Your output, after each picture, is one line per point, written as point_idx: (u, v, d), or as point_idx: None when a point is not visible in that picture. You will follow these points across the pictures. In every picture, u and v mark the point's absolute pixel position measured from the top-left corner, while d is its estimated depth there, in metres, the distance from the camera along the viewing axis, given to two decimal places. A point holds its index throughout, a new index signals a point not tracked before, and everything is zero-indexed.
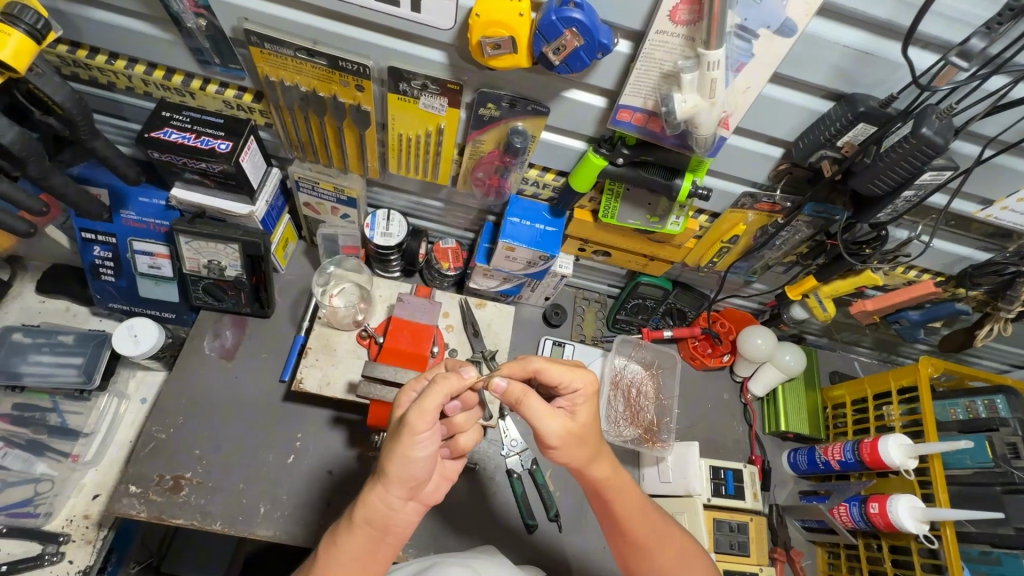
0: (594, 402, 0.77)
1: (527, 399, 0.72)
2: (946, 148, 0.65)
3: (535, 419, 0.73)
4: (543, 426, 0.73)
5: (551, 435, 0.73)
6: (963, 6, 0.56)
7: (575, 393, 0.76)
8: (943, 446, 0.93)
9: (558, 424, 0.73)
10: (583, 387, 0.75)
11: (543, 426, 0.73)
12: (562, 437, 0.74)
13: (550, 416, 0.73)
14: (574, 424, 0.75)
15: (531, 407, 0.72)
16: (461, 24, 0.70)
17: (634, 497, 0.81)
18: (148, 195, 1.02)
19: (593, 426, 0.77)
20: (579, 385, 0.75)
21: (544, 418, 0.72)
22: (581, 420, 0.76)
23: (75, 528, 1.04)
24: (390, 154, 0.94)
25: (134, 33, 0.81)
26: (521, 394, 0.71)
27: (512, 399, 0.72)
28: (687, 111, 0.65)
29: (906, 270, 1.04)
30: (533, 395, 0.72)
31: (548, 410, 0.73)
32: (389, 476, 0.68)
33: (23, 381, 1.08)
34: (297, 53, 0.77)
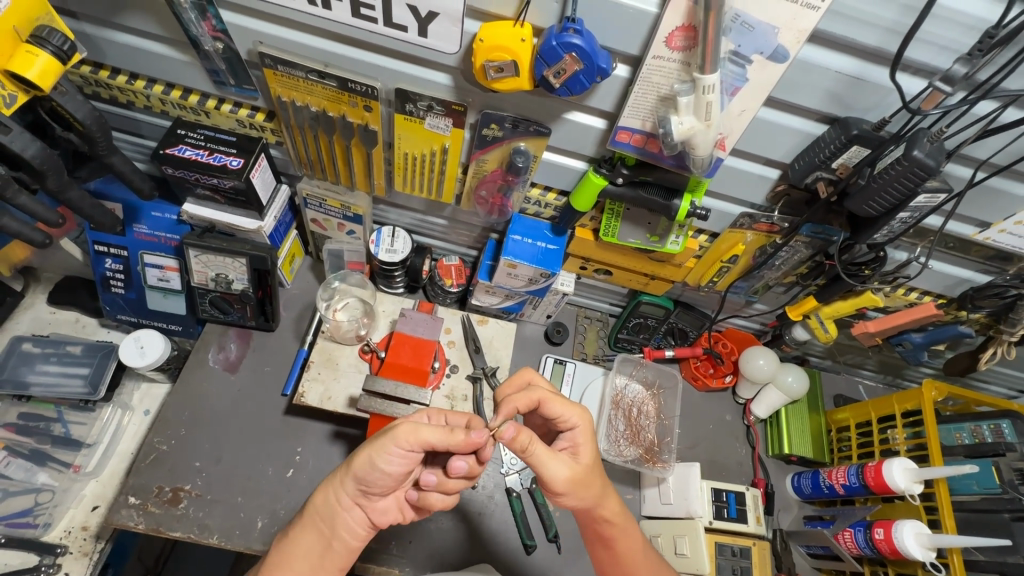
0: (592, 443, 0.78)
1: (534, 446, 0.71)
2: (938, 171, 0.66)
3: (541, 465, 0.72)
4: (549, 471, 0.73)
5: (559, 480, 0.73)
6: (951, 34, 0.58)
7: (574, 429, 0.78)
8: (948, 471, 0.92)
9: (564, 467, 0.73)
10: (579, 422, 0.78)
11: (552, 470, 0.73)
12: (570, 481, 0.73)
13: (557, 458, 0.73)
14: (581, 465, 0.75)
15: (536, 454, 0.72)
16: (465, 48, 0.72)
17: (638, 536, 0.83)
18: (161, 209, 1.05)
19: (594, 466, 0.77)
20: (576, 421, 0.78)
21: (551, 465, 0.72)
22: (584, 462, 0.76)
23: (73, 540, 1.04)
24: (396, 172, 0.96)
25: (154, 55, 0.85)
26: (529, 440, 0.70)
27: (518, 448, 0.70)
28: (684, 132, 0.67)
29: (907, 291, 1.03)
30: (539, 441, 0.72)
31: (554, 454, 0.73)
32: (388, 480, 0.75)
33: (30, 391, 1.10)
34: (307, 75, 0.80)
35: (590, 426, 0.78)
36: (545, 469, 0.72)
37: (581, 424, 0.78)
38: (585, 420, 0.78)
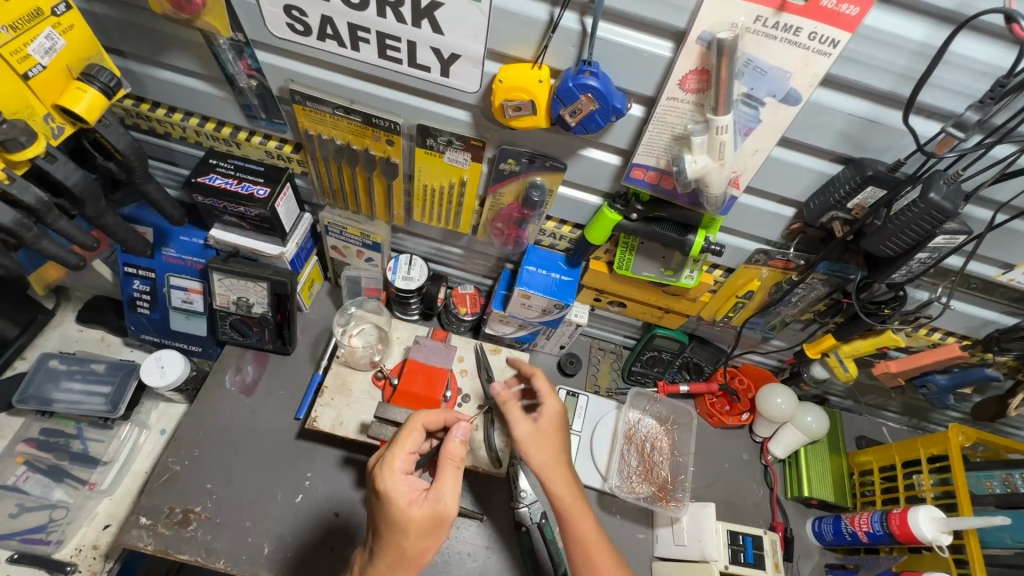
0: (557, 416, 0.95)
1: (511, 403, 0.94)
2: (957, 213, 0.65)
3: (512, 420, 0.93)
4: (516, 427, 0.92)
5: (523, 436, 0.91)
6: (964, 79, 0.58)
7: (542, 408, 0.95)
8: (978, 522, 0.87)
9: (528, 427, 0.92)
10: (547, 399, 0.96)
11: (519, 427, 0.92)
12: (530, 437, 0.92)
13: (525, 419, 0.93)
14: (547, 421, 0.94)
15: (511, 409, 0.93)
16: (484, 88, 0.75)
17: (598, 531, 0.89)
18: (189, 234, 1.09)
19: (555, 430, 0.93)
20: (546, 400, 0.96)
21: (518, 421, 0.93)
22: (547, 428, 0.93)
23: (82, 558, 1.04)
24: (415, 203, 0.99)
25: (192, 90, 0.90)
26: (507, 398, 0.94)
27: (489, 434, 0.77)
28: (697, 171, 0.69)
29: (930, 331, 1.01)
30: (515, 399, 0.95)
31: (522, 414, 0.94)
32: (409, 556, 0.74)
33: (53, 407, 1.12)
34: (334, 111, 0.84)
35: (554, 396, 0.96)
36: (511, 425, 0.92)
37: (549, 401, 0.96)
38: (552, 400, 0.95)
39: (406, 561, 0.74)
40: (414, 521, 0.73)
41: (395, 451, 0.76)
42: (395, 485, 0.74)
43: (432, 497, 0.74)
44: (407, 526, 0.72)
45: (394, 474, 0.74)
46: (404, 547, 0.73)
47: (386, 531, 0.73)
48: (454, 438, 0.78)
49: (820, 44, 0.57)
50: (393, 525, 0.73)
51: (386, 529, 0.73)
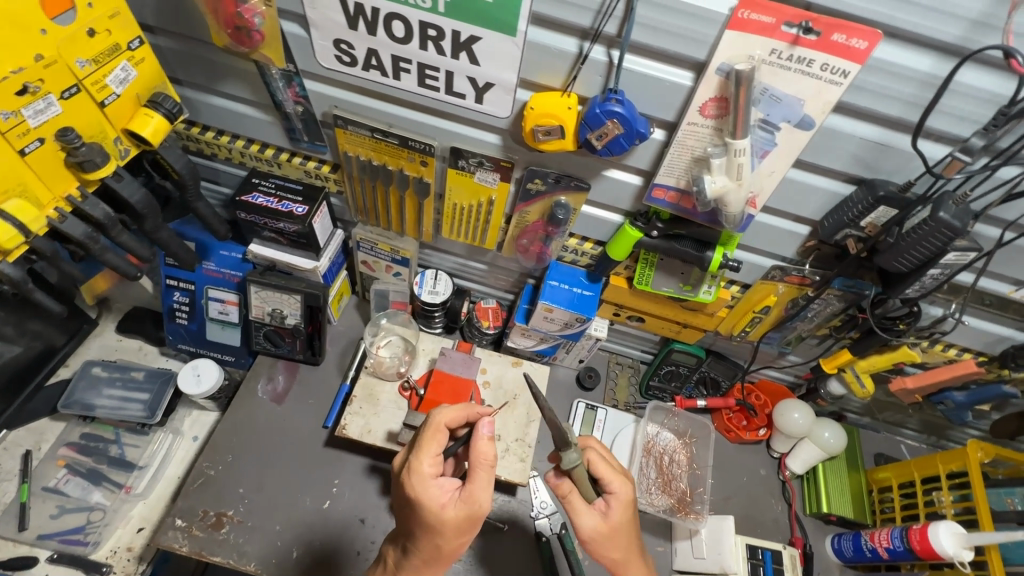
0: (628, 502, 0.81)
1: (573, 495, 0.80)
2: (966, 231, 0.69)
3: (575, 515, 0.79)
4: (580, 522, 0.79)
5: (588, 530, 0.79)
6: (969, 107, 0.62)
7: (611, 494, 0.80)
8: (999, 537, 0.88)
9: (592, 521, 0.79)
10: (618, 489, 0.80)
11: (583, 522, 0.79)
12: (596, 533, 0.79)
13: (590, 512, 0.79)
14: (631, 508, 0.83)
15: (573, 502, 0.80)
16: (515, 113, 0.81)
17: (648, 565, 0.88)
18: (229, 248, 1.15)
19: (627, 525, 0.80)
20: (615, 488, 0.80)
21: (585, 516, 0.79)
22: (612, 521, 0.79)
23: (117, 559, 1.08)
24: (444, 220, 1.04)
25: (241, 115, 0.97)
26: (568, 489, 0.81)
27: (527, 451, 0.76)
28: (716, 190, 0.73)
29: (946, 347, 1.03)
30: (577, 491, 0.80)
31: (587, 508, 0.79)
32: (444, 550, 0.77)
33: (94, 412, 1.18)
34: (373, 134, 0.90)
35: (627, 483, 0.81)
36: (574, 519, 0.79)
37: (620, 491, 0.80)
38: (624, 487, 0.80)
39: (441, 556, 0.78)
40: (452, 523, 0.74)
41: (419, 457, 0.77)
42: (427, 490, 0.75)
43: (465, 499, 0.74)
44: (442, 527, 0.74)
45: (423, 478, 0.75)
46: (440, 546, 0.77)
47: (422, 533, 0.76)
48: (480, 435, 0.76)
49: (831, 74, 0.62)
50: (429, 526, 0.75)
51: (420, 531, 0.76)
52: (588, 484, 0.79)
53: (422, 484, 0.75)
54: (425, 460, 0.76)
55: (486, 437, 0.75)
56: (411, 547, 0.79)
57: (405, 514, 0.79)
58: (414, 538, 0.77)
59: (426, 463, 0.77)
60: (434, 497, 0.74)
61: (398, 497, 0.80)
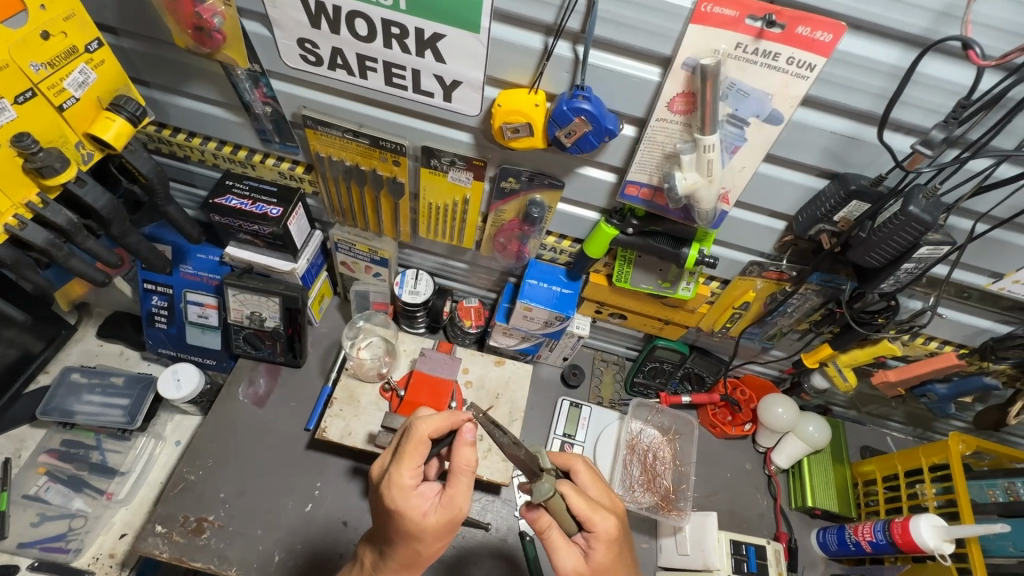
0: (613, 539, 0.76)
1: (551, 530, 0.77)
2: (937, 225, 0.68)
3: (553, 552, 0.76)
4: (558, 559, 0.76)
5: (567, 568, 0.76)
6: (937, 99, 0.61)
7: (593, 534, 0.75)
8: (978, 530, 0.87)
9: (571, 560, 0.76)
10: (602, 527, 0.75)
11: (561, 560, 0.76)
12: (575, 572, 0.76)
13: (568, 549, 0.76)
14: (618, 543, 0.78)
15: (551, 537, 0.77)
16: (485, 111, 0.80)
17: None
18: (206, 251, 1.14)
19: (610, 565, 0.76)
20: (599, 525, 0.75)
21: (563, 553, 0.76)
22: (595, 561, 0.75)
23: (99, 566, 1.08)
24: (421, 220, 1.03)
25: (211, 116, 0.95)
26: (546, 523, 0.77)
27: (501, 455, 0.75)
28: (687, 187, 0.72)
29: (927, 340, 1.02)
30: (557, 524, 0.77)
31: (566, 543, 0.77)
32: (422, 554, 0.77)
33: (74, 419, 1.17)
34: (343, 134, 0.89)
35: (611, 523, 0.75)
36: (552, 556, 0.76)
37: (604, 527, 0.75)
38: (606, 523, 0.75)
39: (420, 560, 0.78)
40: (434, 528, 0.74)
41: (400, 470, 0.74)
42: (408, 500, 0.73)
43: (446, 504, 0.74)
44: (422, 534, 0.73)
45: (404, 488, 0.74)
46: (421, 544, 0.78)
47: (400, 539, 0.75)
48: (463, 441, 0.74)
49: (797, 68, 0.61)
50: (408, 533, 0.74)
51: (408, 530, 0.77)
52: (567, 519, 0.75)
53: (403, 493, 0.74)
54: (405, 472, 0.74)
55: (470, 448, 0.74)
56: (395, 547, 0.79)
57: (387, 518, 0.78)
58: (394, 543, 0.77)
59: (407, 473, 0.74)
60: (414, 506, 0.73)
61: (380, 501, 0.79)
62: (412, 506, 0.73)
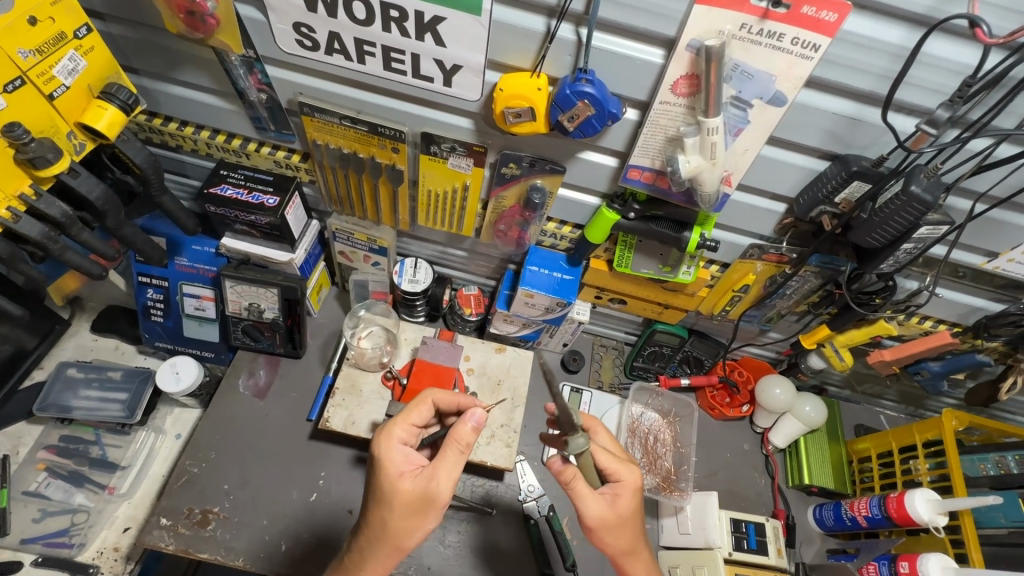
0: (635, 494, 0.80)
1: (577, 482, 0.78)
2: (937, 204, 0.69)
3: (579, 500, 0.78)
4: (585, 507, 0.78)
5: (592, 515, 0.78)
6: (940, 78, 0.62)
7: (618, 483, 0.80)
8: (971, 502, 0.90)
9: (597, 508, 0.78)
10: (627, 477, 0.80)
11: (588, 507, 0.78)
12: (600, 520, 0.78)
13: (595, 498, 0.78)
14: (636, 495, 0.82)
15: (577, 488, 0.77)
16: (486, 96, 0.79)
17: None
18: (201, 243, 1.12)
19: (633, 514, 0.80)
20: (624, 476, 0.80)
21: (590, 500, 0.77)
22: (619, 510, 0.79)
23: (104, 560, 1.08)
24: (420, 207, 1.02)
25: (204, 105, 0.93)
26: (572, 475, 0.78)
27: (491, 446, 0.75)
28: (691, 170, 0.72)
29: (922, 319, 1.04)
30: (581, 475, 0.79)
31: (593, 492, 0.78)
32: (390, 530, 0.75)
33: (72, 414, 1.15)
34: (341, 121, 0.88)
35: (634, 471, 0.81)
36: (579, 503, 0.78)
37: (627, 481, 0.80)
38: (630, 474, 0.80)
39: (388, 538, 0.76)
40: (408, 495, 0.74)
41: (391, 424, 0.79)
42: (389, 452, 0.76)
43: (426, 475, 0.74)
44: (393, 495, 0.74)
45: (391, 440, 0.78)
46: (401, 528, 0.75)
47: (375, 501, 0.76)
48: (466, 422, 0.74)
49: (802, 49, 0.61)
50: (383, 492, 0.75)
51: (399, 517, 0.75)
52: (593, 471, 0.79)
53: (385, 442, 0.77)
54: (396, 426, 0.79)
55: (471, 428, 0.73)
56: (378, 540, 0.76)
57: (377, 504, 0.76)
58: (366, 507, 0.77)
59: (399, 425, 0.79)
60: (401, 469, 0.76)
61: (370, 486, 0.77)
62: (394, 463, 0.76)
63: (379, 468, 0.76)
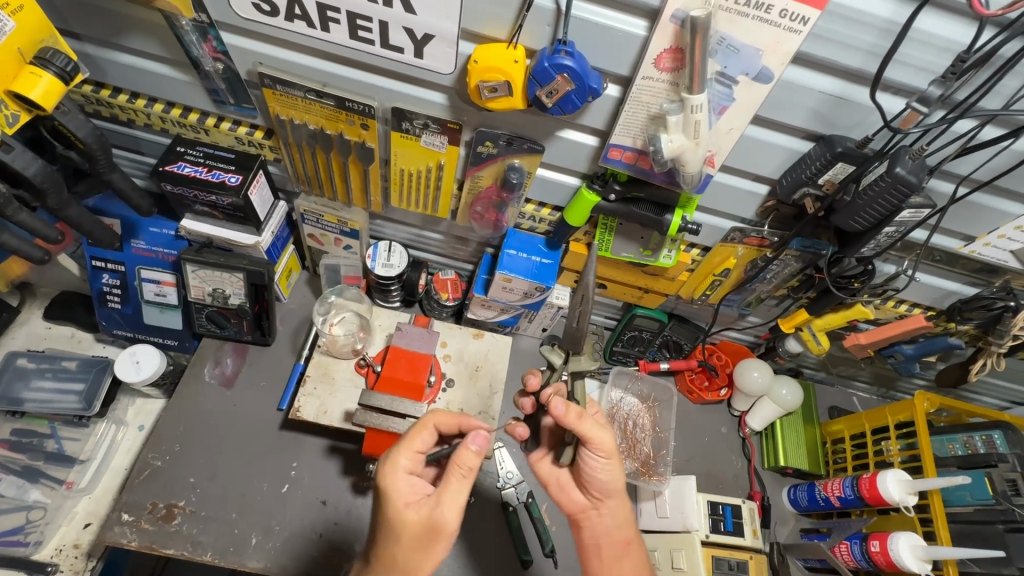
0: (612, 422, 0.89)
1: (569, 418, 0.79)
2: (921, 187, 0.67)
3: (593, 431, 0.79)
4: (599, 434, 0.80)
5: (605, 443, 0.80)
6: (928, 56, 0.60)
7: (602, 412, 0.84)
8: (942, 482, 0.92)
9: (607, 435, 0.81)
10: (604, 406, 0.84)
11: (597, 437, 0.80)
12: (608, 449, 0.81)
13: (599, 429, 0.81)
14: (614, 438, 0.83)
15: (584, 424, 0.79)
16: (460, 69, 0.74)
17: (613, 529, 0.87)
18: (159, 225, 1.05)
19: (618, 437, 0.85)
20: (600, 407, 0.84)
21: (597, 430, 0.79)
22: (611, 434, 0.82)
23: (64, 558, 1.02)
24: (392, 188, 0.98)
25: (155, 75, 0.86)
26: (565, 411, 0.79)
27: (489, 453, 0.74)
28: (674, 150, 0.69)
29: (897, 303, 1.05)
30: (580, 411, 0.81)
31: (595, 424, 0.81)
32: (397, 562, 0.72)
33: (24, 407, 1.09)
34: (306, 95, 0.82)
35: (597, 422, 0.79)
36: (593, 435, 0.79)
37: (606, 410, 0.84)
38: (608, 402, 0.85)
39: (399, 569, 0.73)
40: (414, 525, 0.71)
41: (396, 454, 0.74)
42: (393, 483, 0.73)
43: (431, 503, 0.72)
44: (398, 528, 0.71)
45: (397, 471, 0.73)
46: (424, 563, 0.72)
47: (381, 532, 0.73)
48: (466, 447, 0.72)
49: (790, 21, 0.58)
50: (387, 525, 0.72)
51: (417, 551, 0.71)
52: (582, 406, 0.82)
53: (391, 473, 0.73)
54: (401, 458, 0.74)
55: (474, 451, 0.72)
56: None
57: (398, 540, 0.72)
58: (375, 537, 0.74)
59: (407, 454, 0.74)
60: (406, 499, 0.72)
61: (380, 523, 0.73)
62: (398, 494, 0.72)
63: (383, 500, 0.73)
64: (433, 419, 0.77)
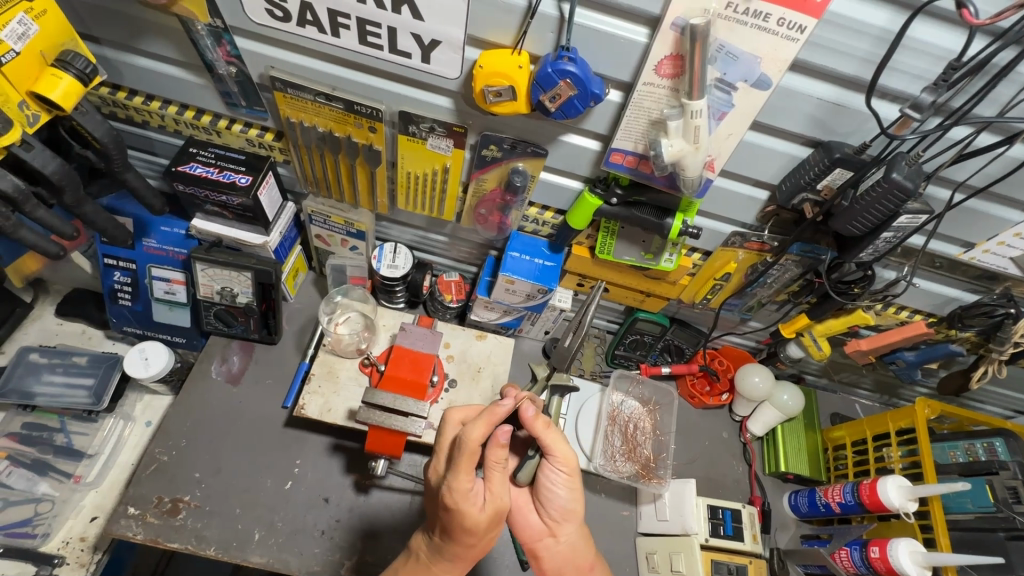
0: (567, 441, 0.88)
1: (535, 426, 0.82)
2: (918, 192, 0.69)
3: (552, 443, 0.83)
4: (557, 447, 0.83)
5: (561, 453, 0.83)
6: (923, 64, 0.61)
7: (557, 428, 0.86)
8: (941, 488, 0.92)
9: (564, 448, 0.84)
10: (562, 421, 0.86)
11: (556, 446, 0.83)
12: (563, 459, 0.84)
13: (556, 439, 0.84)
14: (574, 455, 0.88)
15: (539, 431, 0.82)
16: (466, 74, 0.76)
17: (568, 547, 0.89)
18: (170, 224, 1.08)
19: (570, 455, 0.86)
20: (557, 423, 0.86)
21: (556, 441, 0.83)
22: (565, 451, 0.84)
23: (70, 550, 1.04)
24: (399, 190, 1.00)
25: (170, 78, 0.89)
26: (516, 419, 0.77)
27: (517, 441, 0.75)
28: (674, 154, 0.70)
29: (898, 310, 1.05)
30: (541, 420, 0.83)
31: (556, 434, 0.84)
32: (474, 548, 0.77)
33: (35, 400, 1.11)
34: (316, 98, 0.84)
35: (560, 434, 0.84)
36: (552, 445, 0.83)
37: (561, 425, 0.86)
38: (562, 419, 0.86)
39: (474, 551, 0.78)
40: (489, 522, 0.73)
41: (455, 476, 0.72)
42: (464, 501, 0.72)
43: (496, 497, 0.74)
44: (478, 528, 0.73)
45: (463, 491, 0.72)
46: (491, 539, 0.78)
47: (458, 536, 0.74)
48: (498, 443, 0.73)
49: (788, 30, 0.59)
50: (466, 529, 0.73)
51: (490, 534, 0.76)
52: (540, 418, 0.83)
53: (459, 492, 0.72)
54: (461, 477, 0.72)
55: (503, 446, 0.73)
56: (474, 555, 0.79)
57: (474, 537, 0.75)
58: (447, 537, 0.76)
59: (465, 472, 0.72)
60: (477, 507, 0.72)
61: (453, 530, 0.74)
62: (471, 505, 0.72)
63: (453, 516, 0.72)
64: (472, 440, 0.72)
